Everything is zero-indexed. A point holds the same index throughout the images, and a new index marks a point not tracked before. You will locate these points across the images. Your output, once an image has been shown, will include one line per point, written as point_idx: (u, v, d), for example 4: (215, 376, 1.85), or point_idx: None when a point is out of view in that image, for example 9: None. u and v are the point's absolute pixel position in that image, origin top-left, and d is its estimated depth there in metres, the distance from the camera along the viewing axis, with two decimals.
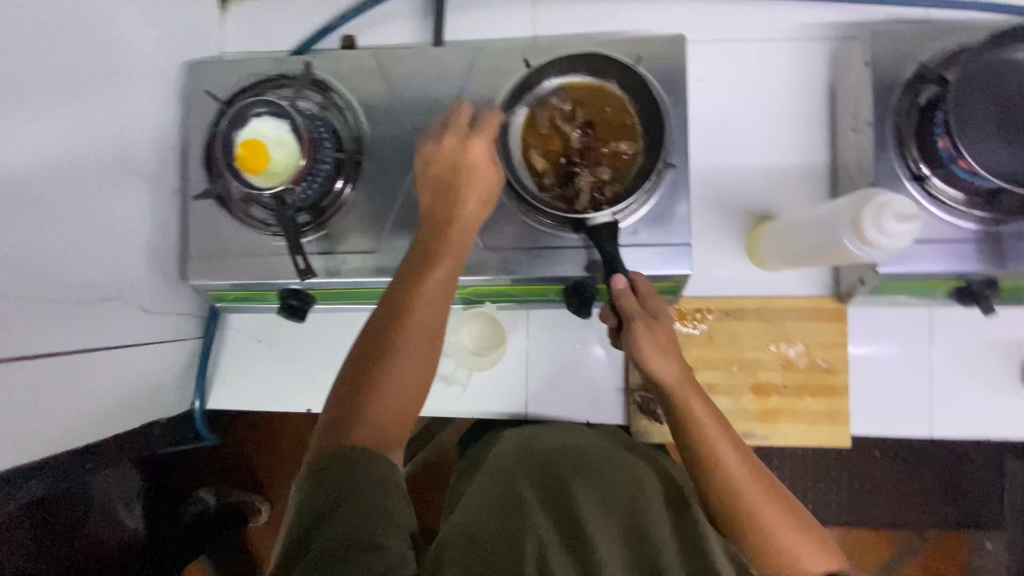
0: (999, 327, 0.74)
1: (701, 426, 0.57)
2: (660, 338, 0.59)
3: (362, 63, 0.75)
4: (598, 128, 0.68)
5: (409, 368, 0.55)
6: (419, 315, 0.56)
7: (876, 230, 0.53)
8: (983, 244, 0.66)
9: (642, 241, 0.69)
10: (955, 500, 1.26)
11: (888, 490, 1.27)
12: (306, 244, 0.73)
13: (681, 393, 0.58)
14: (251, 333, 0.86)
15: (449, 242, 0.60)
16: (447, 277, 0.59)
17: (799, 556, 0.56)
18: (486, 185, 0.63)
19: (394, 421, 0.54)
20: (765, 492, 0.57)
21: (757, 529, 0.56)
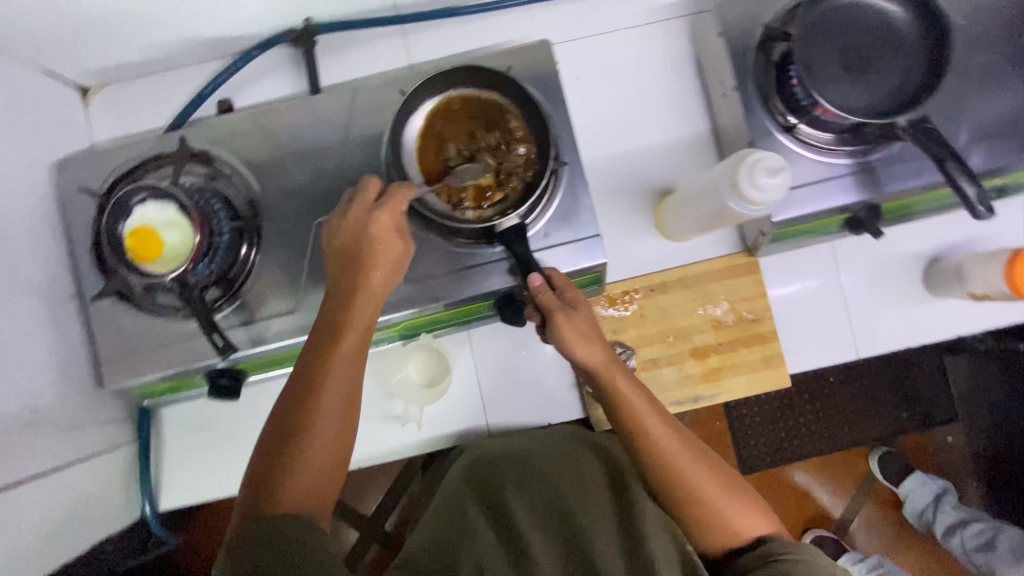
0: (893, 245, 0.81)
1: (632, 409, 0.60)
2: (582, 326, 0.61)
3: (241, 125, 0.73)
4: (490, 131, 0.67)
5: (329, 437, 0.56)
6: (331, 393, 0.57)
7: (751, 185, 0.56)
8: (859, 175, 0.71)
9: (556, 242, 0.71)
10: (910, 405, 1.37)
11: (846, 413, 1.37)
12: (222, 319, 0.71)
13: (608, 376, 0.61)
14: (190, 421, 0.81)
15: (357, 313, 0.60)
16: (356, 354, 0.59)
17: (734, 517, 0.60)
18: (393, 256, 0.62)
19: (313, 492, 0.55)
20: (699, 459, 0.61)
21: (692, 501, 0.61)
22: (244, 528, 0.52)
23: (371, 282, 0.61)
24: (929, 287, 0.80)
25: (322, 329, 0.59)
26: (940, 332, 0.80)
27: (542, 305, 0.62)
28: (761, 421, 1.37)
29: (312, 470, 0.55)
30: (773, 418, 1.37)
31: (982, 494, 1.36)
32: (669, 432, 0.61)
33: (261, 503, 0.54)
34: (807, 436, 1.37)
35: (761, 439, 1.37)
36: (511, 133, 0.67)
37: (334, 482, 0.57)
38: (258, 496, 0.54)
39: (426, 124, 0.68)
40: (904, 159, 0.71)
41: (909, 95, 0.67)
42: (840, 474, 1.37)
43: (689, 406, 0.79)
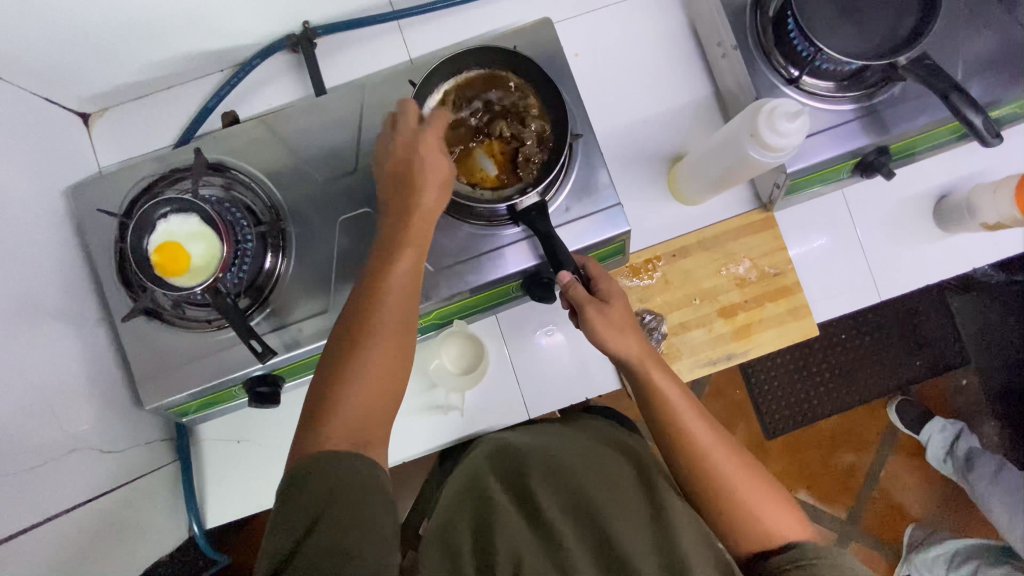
0: (903, 186, 0.82)
1: (667, 400, 0.63)
2: (616, 320, 0.64)
3: (253, 133, 0.73)
4: (503, 112, 0.68)
5: (383, 360, 0.55)
6: (385, 321, 0.56)
7: (773, 133, 0.58)
8: (865, 119, 0.73)
9: (577, 215, 0.72)
10: (926, 351, 1.39)
11: (864, 366, 1.39)
12: (256, 326, 0.71)
13: (642, 365, 0.64)
14: (230, 435, 0.81)
15: (411, 235, 0.60)
16: (409, 287, 0.59)
17: (762, 514, 0.60)
18: (441, 174, 0.61)
19: (367, 412, 0.54)
20: (732, 455, 0.63)
21: (721, 493, 0.61)
22: (306, 448, 0.52)
23: (422, 202, 0.60)
24: (940, 224, 0.82)
25: (353, 305, 0.58)
26: (955, 268, 0.82)
27: (574, 301, 0.64)
28: (784, 383, 1.39)
29: (371, 390, 0.54)
30: (795, 379, 1.39)
31: (1001, 433, 1.39)
32: (704, 425, 0.64)
33: (317, 416, 0.53)
34: (829, 393, 1.39)
35: (786, 400, 1.39)
36: (524, 110, 0.68)
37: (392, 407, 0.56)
38: (315, 415, 0.53)
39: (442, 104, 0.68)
40: (907, 99, 0.72)
41: (908, 35, 0.68)
42: (864, 425, 1.39)
43: (722, 365, 0.80)
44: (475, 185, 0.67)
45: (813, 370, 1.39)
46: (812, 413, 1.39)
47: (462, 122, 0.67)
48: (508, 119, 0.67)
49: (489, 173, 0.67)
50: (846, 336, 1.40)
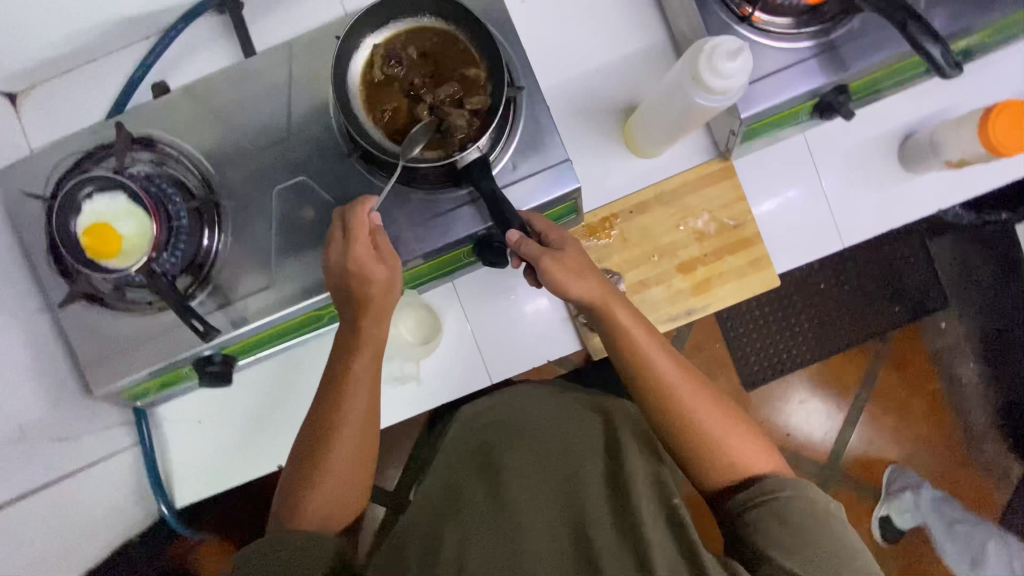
0: (866, 127, 0.79)
1: (630, 335, 0.64)
2: (571, 265, 0.63)
3: (178, 103, 0.69)
4: (436, 66, 0.63)
5: (347, 462, 0.63)
6: (345, 424, 0.63)
7: (716, 74, 0.55)
8: (823, 56, 0.69)
9: (526, 173, 0.69)
10: (903, 296, 1.44)
11: (845, 316, 1.43)
12: (200, 306, 0.69)
13: (604, 305, 0.63)
14: (190, 416, 0.80)
15: (363, 336, 0.64)
16: (369, 432, 0.64)
17: (728, 449, 0.62)
18: (383, 284, 0.63)
19: (336, 508, 0.62)
20: (697, 391, 0.64)
21: (688, 430, 0.63)
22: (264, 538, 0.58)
23: (370, 288, 0.62)
24: (905, 164, 0.79)
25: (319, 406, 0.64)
26: (919, 211, 0.80)
27: (528, 255, 0.62)
28: (765, 337, 1.42)
29: (336, 488, 0.62)
30: (776, 332, 1.42)
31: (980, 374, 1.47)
32: (668, 358, 0.65)
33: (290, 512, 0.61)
34: (809, 343, 1.43)
35: (769, 353, 1.43)
36: (459, 63, 0.63)
37: (357, 498, 0.64)
38: (293, 503, 0.61)
39: (373, 57, 0.63)
40: (866, 33, 0.68)
41: None
42: (843, 372, 1.46)
43: (682, 321, 0.79)
44: None
45: (793, 323, 1.42)
46: (794, 364, 1.43)
47: (393, 78, 0.63)
48: (444, 74, 0.63)
49: (425, 130, 0.63)
50: (823, 286, 1.43)
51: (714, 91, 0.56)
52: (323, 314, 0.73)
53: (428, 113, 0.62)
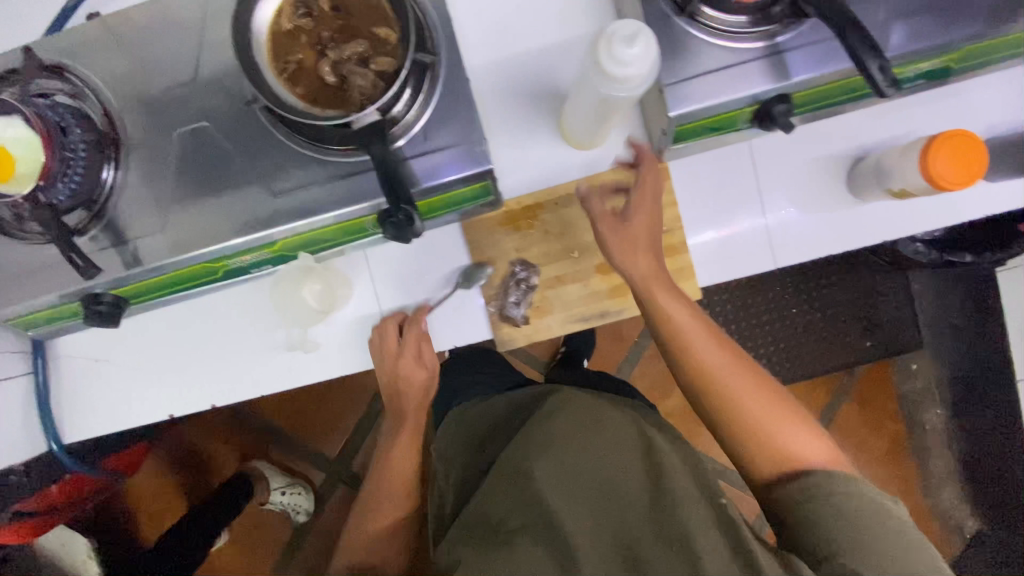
0: (818, 144, 0.74)
1: (678, 324, 0.69)
2: (626, 236, 0.68)
3: (93, 36, 0.67)
4: (348, 23, 0.61)
5: (405, 438, 0.87)
6: (405, 423, 0.86)
7: (614, 61, 0.52)
8: (768, 60, 0.65)
9: (437, 146, 0.66)
10: (877, 333, 1.52)
11: (814, 346, 1.54)
12: (92, 243, 0.67)
13: (646, 285, 0.68)
14: (88, 353, 0.78)
15: (409, 402, 0.84)
16: (418, 414, 0.86)
17: (773, 435, 0.69)
18: (425, 373, 0.80)
19: (399, 480, 0.89)
20: (736, 371, 0.70)
21: (733, 412, 0.70)
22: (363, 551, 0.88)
23: (411, 373, 0.79)
24: (853, 189, 0.74)
25: (390, 401, 0.84)
26: (860, 239, 0.76)
27: (590, 213, 0.69)
28: None
29: (399, 463, 0.88)
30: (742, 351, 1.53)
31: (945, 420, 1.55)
32: (713, 343, 0.71)
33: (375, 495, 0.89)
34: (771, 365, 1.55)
35: None
36: (372, 22, 0.61)
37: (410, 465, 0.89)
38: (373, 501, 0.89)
39: (285, 6, 0.60)
40: (816, 41, 0.64)
41: None
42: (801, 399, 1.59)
43: (595, 322, 0.77)
44: (314, 102, 0.60)
45: (760, 345, 1.52)
46: None
47: (303, 31, 0.60)
48: (356, 32, 0.61)
49: (329, 88, 0.61)
50: (795, 313, 1.51)
51: (618, 82, 0.53)
52: (211, 266, 0.69)
53: (333, 70, 0.60)
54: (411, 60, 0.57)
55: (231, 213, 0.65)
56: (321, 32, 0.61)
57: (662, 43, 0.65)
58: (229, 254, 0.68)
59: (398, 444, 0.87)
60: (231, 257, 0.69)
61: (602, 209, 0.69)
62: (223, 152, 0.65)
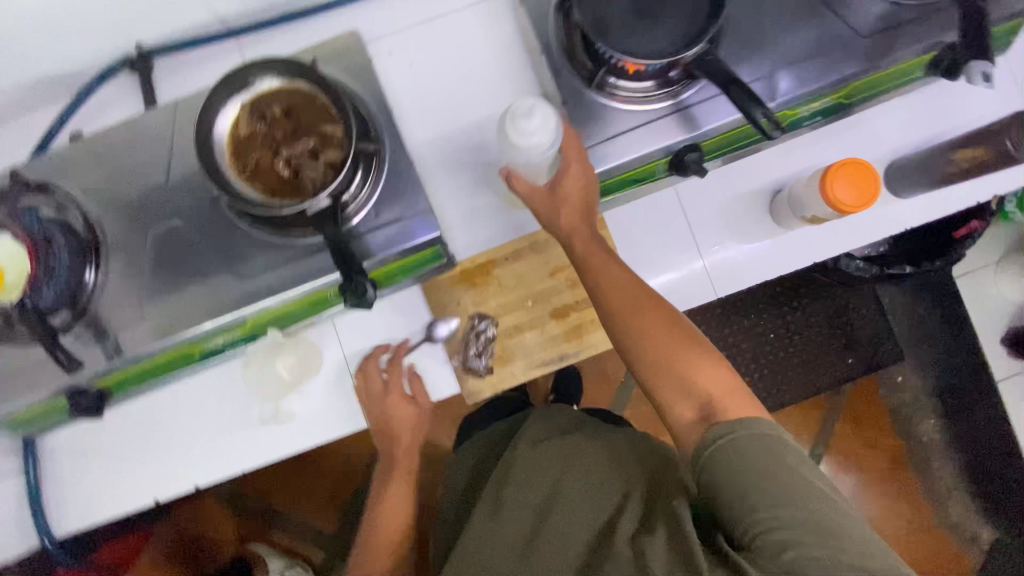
0: (737, 183, 0.82)
1: (593, 253, 0.73)
2: (550, 198, 0.74)
3: (76, 155, 0.75)
4: (297, 123, 0.69)
5: (399, 481, 0.96)
6: (397, 469, 0.96)
7: (519, 132, 0.64)
8: (674, 116, 0.73)
9: (387, 220, 0.72)
10: (857, 348, 1.53)
11: (799, 368, 1.54)
12: (77, 340, 0.72)
13: (561, 224, 0.75)
14: (75, 447, 0.81)
15: (402, 444, 0.94)
16: (408, 454, 0.96)
17: (683, 370, 0.68)
18: (406, 418, 0.87)
19: (396, 513, 0.96)
20: (652, 305, 0.71)
21: (643, 340, 0.70)
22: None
23: (398, 419, 0.87)
24: (775, 219, 0.81)
25: (385, 443, 0.94)
26: (789, 262, 0.83)
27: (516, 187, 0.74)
28: None
29: (392, 503, 0.96)
30: None
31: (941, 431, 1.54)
32: (636, 292, 0.72)
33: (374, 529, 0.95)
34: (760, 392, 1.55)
35: None
36: (318, 120, 0.69)
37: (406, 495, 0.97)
38: (371, 541, 0.94)
39: (241, 114, 0.68)
40: (714, 95, 0.72)
41: (699, 26, 0.67)
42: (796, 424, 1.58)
43: (555, 367, 0.81)
44: (272, 194, 0.67)
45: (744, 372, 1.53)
46: None
47: (258, 134, 0.68)
48: (304, 130, 0.69)
49: (284, 181, 0.68)
50: (773, 336, 1.53)
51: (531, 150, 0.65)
52: (188, 350, 0.74)
53: (288, 165, 0.68)
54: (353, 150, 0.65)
55: (204, 300, 0.71)
56: (274, 133, 0.69)
57: (579, 111, 0.74)
58: (204, 337, 0.73)
59: (392, 489, 0.96)
60: (206, 340, 0.74)
61: (533, 188, 0.74)
62: (195, 246, 0.72)
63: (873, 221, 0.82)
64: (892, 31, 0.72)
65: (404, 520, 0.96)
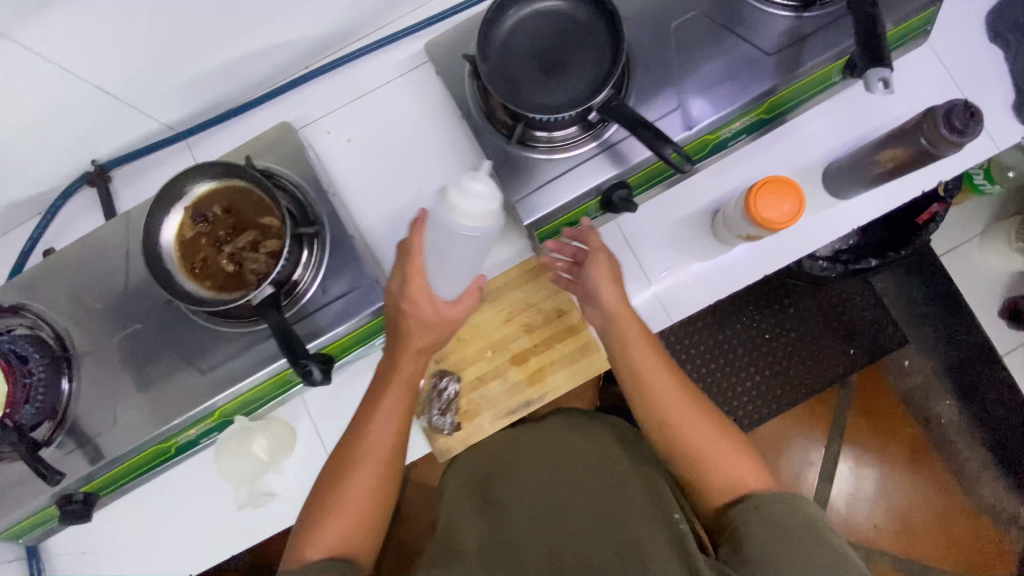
0: (675, 208, 0.83)
1: (640, 350, 0.72)
2: (605, 272, 0.73)
3: (43, 272, 0.79)
4: (236, 218, 0.72)
5: (376, 427, 0.67)
6: (373, 439, 0.67)
7: (468, 201, 0.58)
8: (597, 158, 0.75)
9: (335, 295, 0.75)
10: (857, 338, 1.50)
11: (801, 366, 1.50)
12: (61, 449, 0.76)
13: (619, 316, 0.72)
14: (75, 548, 0.84)
15: (403, 361, 0.68)
16: (415, 367, 0.69)
17: (721, 467, 0.68)
18: (435, 326, 0.68)
19: (363, 499, 0.66)
20: (693, 402, 0.71)
21: (682, 441, 0.70)
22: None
23: (413, 317, 0.67)
24: (718, 237, 0.82)
25: (380, 375, 0.70)
26: (740, 277, 0.83)
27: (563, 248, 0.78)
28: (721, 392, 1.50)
29: (359, 487, 0.66)
30: (731, 387, 1.50)
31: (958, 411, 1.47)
32: (674, 385, 0.71)
33: (324, 492, 0.66)
34: (767, 395, 1.50)
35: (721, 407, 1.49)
36: (256, 213, 0.72)
37: (376, 488, 0.67)
38: (320, 499, 0.66)
39: (183, 218, 0.72)
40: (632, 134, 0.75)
41: (603, 75, 0.71)
42: (808, 422, 1.53)
43: (522, 413, 0.81)
44: (222, 290, 0.71)
45: (746, 375, 1.50)
46: (756, 416, 1.51)
47: (202, 234, 0.72)
48: (244, 223, 0.72)
49: (232, 274, 0.71)
50: (769, 335, 1.50)
51: (489, 223, 0.60)
52: (165, 444, 0.77)
53: (234, 260, 0.71)
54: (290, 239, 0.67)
55: (175, 394, 0.75)
56: (216, 231, 0.72)
57: (505, 167, 0.75)
58: (176, 432, 0.76)
59: (384, 403, 0.68)
60: (181, 433, 0.77)
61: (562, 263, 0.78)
62: (162, 344, 0.76)
63: (816, 226, 0.83)
64: (798, 44, 0.74)
65: (396, 465, 0.69)
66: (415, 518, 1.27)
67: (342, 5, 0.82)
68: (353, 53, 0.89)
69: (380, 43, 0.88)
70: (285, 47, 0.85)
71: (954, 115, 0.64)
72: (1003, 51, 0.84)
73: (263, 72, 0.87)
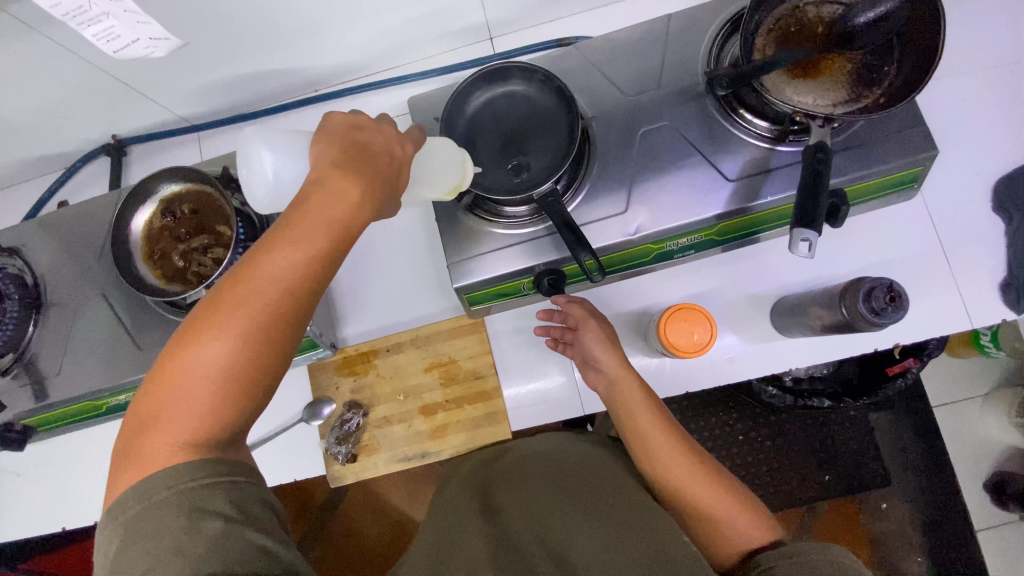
0: (615, 302, 0.83)
1: (636, 416, 0.69)
2: (603, 334, 0.74)
3: (45, 224, 0.89)
4: (200, 217, 0.79)
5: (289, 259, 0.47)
6: (271, 281, 0.46)
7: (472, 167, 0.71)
8: (536, 240, 0.76)
9: None
10: (834, 466, 1.25)
11: (766, 479, 1.25)
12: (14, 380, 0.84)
13: (618, 385, 0.71)
14: (12, 469, 0.93)
15: (336, 190, 0.49)
16: (348, 210, 0.49)
17: (722, 526, 0.63)
18: (385, 177, 0.52)
19: (253, 354, 0.46)
20: (687, 456, 0.67)
21: (682, 493, 0.65)
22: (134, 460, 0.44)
23: (369, 145, 0.52)
24: (648, 343, 0.81)
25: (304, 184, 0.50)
26: (660, 389, 0.81)
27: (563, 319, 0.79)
28: None
29: (251, 336, 0.45)
30: None
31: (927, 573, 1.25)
32: (669, 440, 0.67)
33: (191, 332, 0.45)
34: None
35: None
36: (216, 218, 0.78)
37: (278, 339, 0.47)
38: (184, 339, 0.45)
39: (155, 209, 0.80)
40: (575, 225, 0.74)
41: (555, 164, 0.72)
42: None
43: (416, 462, 0.83)
44: (170, 279, 0.78)
45: None
46: None
47: (166, 227, 0.79)
48: (204, 225, 0.78)
49: (181, 268, 0.78)
50: (739, 437, 1.26)
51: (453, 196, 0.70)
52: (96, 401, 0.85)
53: (186, 255, 0.78)
54: (230, 254, 0.73)
55: (111, 361, 0.82)
56: (179, 224, 0.79)
57: (448, 227, 0.77)
58: (105, 395, 0.84)
59: (287, 256, 0.47)
60: (111, 395, 0.85)
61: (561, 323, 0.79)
62: (116, 313, 0.84)
63: (754, 357, 0.80)
64: (761, 176, 0.72)
65: (282, 359, 0.48)
66: (352, 519, 1.33)
67: (350, 47, 0.88)
68: (358, 87, 0.95)
69: (383, 84, 0.94)
70: (295, 73, 0.92)
71: (875, 294, 0.64)
72: (1004, 224, 0.78)
73: (272, 90, 0.94)
